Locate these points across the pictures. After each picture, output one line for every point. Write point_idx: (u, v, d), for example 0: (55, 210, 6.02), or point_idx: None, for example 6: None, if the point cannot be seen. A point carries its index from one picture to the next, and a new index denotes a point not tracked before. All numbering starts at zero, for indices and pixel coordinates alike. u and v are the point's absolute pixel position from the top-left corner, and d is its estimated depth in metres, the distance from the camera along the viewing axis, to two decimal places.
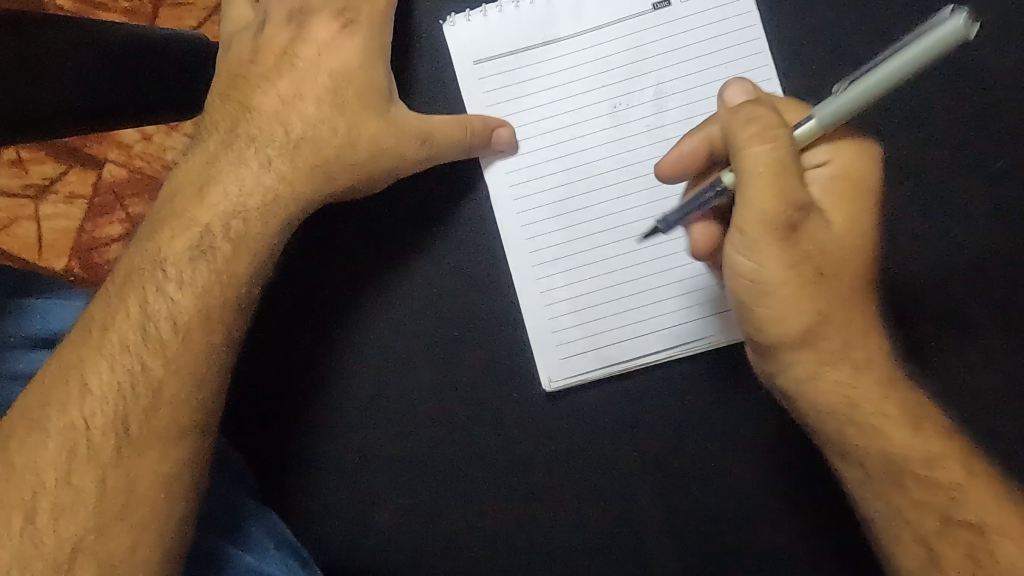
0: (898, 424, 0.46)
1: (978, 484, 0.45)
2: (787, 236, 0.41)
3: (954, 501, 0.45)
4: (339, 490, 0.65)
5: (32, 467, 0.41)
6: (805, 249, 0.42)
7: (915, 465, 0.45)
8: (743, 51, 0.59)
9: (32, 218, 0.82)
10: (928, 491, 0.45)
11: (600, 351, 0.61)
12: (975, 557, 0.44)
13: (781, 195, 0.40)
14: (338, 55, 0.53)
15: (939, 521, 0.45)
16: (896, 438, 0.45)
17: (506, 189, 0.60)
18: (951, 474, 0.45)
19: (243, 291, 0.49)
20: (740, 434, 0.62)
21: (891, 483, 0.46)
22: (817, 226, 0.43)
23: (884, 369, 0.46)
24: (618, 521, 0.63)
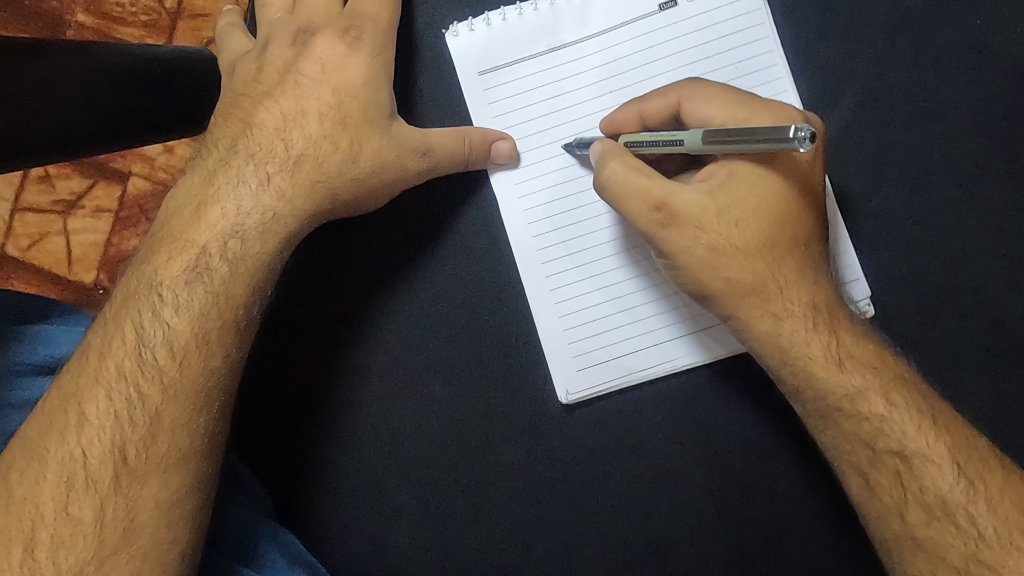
0: (823, 363, 0.50)
1: (901, 411, 0.49)
2: (661, 227, 0.49)
3: (882, 431, 0.49)
4: (353, 507, 0.62)
5: (31, 500, 0.41)
6: (689, 231, 0.49)
7: (841, 398, 0.50)
8: (753, 51, 0.57)
9: (61, 232, 0.88)
10: (857, 422, 0.50)
11: (617, 361, 0.59)
12: (901, 478, 0.49)
13: (641, 198, 0.49)
14: (341, 72, 0.52)
15: (869, 450, 0.50)
16: (820, 373, 0.50)
17: (516, 199, 0.59)
18: (872, 404, 0.50)
19: (242, 312, 0.48)
20: (756, 445, 0.60)
21: (825, 418, 0.51)
22: (703, 210, 0.49)
23: (810, 312, 0.50)
24: (636, 535, 0.61)
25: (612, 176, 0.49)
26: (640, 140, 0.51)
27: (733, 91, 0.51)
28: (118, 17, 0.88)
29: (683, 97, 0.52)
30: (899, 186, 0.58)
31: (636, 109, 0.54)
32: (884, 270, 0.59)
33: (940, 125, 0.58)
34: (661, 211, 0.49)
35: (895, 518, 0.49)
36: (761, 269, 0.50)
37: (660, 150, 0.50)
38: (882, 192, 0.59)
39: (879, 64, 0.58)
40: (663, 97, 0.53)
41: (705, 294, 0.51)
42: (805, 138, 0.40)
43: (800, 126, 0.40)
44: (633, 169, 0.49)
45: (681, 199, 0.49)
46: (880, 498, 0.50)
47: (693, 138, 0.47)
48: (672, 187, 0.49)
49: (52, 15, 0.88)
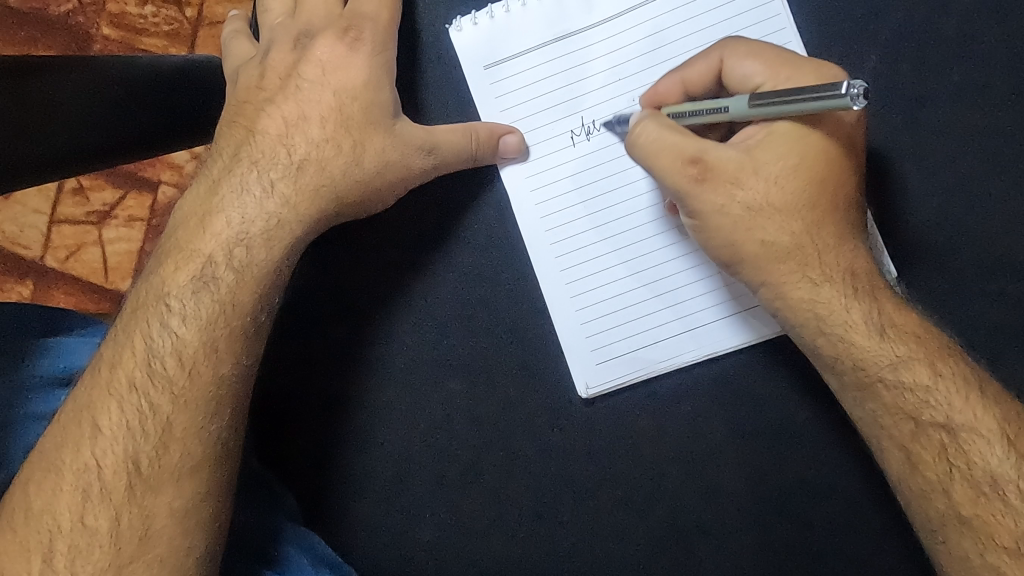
0: (863, 331, 0.48)
1: (946, 382, 0.47)
2: (695, 182, 0.48)
3: (926, 403, 0.47)
4: (374, 508, 0.62)
5: (48, 511, 0.43)
6: (724, 187, 0.48)
7: (882, 368, 0.48)
8: (766, 28, 0.55)
9: (97, 243, 0.90)
10: (899, 395, 0.48)
11: (636, 354, 0.58)
12: (947, 453, 0.47)
13: (675, 153, 0.48)
14: (341, 74, 0.52)
15: (912, 423, 0.47)
16: (859, 341, 0.48)
17: (526, 193, 0.58)
18: (916, 374, 0.47)
19: (249, 319, 0.48)
20: (786, 433, 0.58)
21: (865, 390, 0.49)
22: (739, 166, 0.48)
23: (848, 278, 0.49)
24: (662, 528, 0.60)
25: (645, 135, 0.49)
26: (682, 111, 0.50)
27: (777, 50, 0.50)
28: (141, 28, 0.90)
29: (726, 55, 0.51)
30: (929, 161, 0.56)
31: (677, 77, 0.52)
32: (917, 247, 0.56)
33: (969, 96, 0.55)
34: (696, 164, 0.48)
35: (940, 496, 0.47)
36: (780, 249, 0.49)
37: (703, 119, 0.49)
38: (910, 169, 0.56)
39: (898, 39, 0.55)
40: (704, 58, 0.51)
41: (737, 260, 0.50)
42: (858, 94, 0.39)
43: (852, 83, 0.39)
44: (666, 126, 0.48)
45: (720, 155, 0.48)
46: (923, 475, 0.47)
47: (738, 104, 0.46)
48: (707, 143, 0.48)
49: (77, 30, 0.89)
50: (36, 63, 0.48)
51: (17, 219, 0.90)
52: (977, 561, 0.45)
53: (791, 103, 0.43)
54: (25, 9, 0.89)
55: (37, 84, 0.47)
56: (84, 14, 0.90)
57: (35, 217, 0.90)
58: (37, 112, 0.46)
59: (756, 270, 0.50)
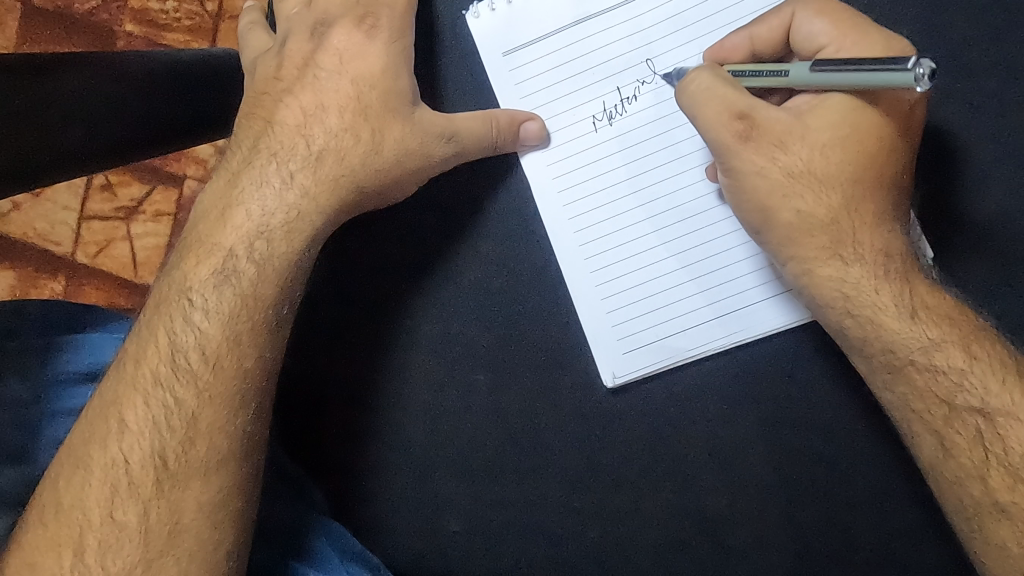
0: (894, 313, 0.47)
1: (982, 365, 0.46)
2: (739, 139, 0.47)
3: (961, 386, 0.46)
4: (402, 500, 0.62)
5: (78, 506, 0.43)
6: (768, 147, 0.47)
7: (913, 350, 0.46)
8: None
9: (125, 238, 0.91)
10: (932, 377, 0.46)
11: (664, 342, 0.57)
12: (983, 439, 0.45)
13: (722, 105, 0.47)
14: (358, 62, 0.51)
15: (946, 407, 0.46)
16: (890, 324, 0.47)
17: (549, 181, 0.57)
18: (950, 358, 0.46)
19: (271, 312, 0.48)
20: (817, 420, 0.57)
21: (896, 373, 0.47)
22: (788, 130, 0.47)
23: (882, 259, 0.47)
24: (691, 518, 0.59)
25: (696, 83, 0.48)
26: (743, 70, 0.49)
27: (851, 13, 0.48)
28: (163, 24, 0.90)
29: (798, 10, 0.49)
30: (965, 139, 0.54)
31: (746, 33, 0.51)
32: (954, 228, 0.54)
33: (1009, 70, 0.53)
34: (742, 121, 0.47)
35: (976, 483, 0.45)
36: (818, 233, 0.47)
37: (762, 82, 0.48)
38: (944, 148, 0.54)
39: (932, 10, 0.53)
40: (775, 14, 0.50)
41: (769, 230, 0.49)
42: (924, 74, 0.38)
43: (920, 60, 0.38)
44: (719, 77, 0.47)
45: (769, 115, 0.47)
46: (958, 460, 0.46)
47: (800, 70, 0.45)
48: (759, 102, 0.47)
49: (102, 27, 0.90)
50: (41, 61, 0.47)
51: (47, 216, 0.91)
52: (1013, 550, 0.44)
53: (859, 74, 0.41)
54: (49, 8, 0.90)
55: (41, 82, 0.46)
56: (107, 11, 0.90)
57: (65, 214, 0.91)
58: (41, 112, 0.45)
59: (787, 241, 0.48)
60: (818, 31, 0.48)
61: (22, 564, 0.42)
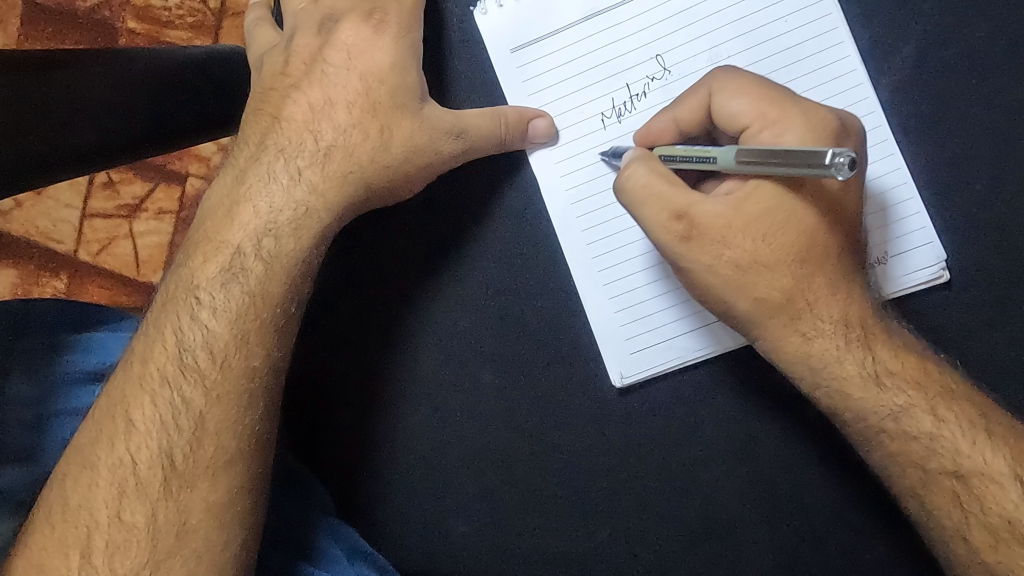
0: (858, 383, 0.47)
1: (951, 428, 0.46)
2: (682, 240, 0.45)
3: (933, 450, 0.46)
4: (410, 500, 0.62)
5: (85, 507, 0.43)
6: (712, 246, 0.45)
7: (883, 419, 0.47)
8: (808, 14, 0.52)
9: (127, 236, 0.90)
10: (905, 442, 0.47)
11: (673, 341, 0.56)
12: (960, 499, 0.46)
13: (661, 205, 0.45)
14: (367, 57, 0.51)
15: (921, 471, 0.47)
16: (856, 395, 0.47)
17: (557, 179, 0.56)
18: (918, 421, 0.47)
19: (279, 310, 0.48)
20: (828, 420, 0.56)
21: (868, 439, 0.48)
22: (726, 224, 0.45)
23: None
24: (700, 518, 0.59)
25: (633, 179, 0.45)
26: (675, 154, 0.47)
27: (769, 83, 0.46)
28: (166, 21, 0.89)
29: (713, 89, 0.48)
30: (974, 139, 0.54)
31: (670, 115, 0.50)
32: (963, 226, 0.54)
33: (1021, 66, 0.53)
34: (680, 220, 0.45)
35: (959, 541, 0.46)
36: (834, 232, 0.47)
37: (695, 167, 0.46)
38: (954, 146, 0.54)
39: (941, 8, 0.53)
40: (692, 94, 0.49)
41: (729, 312, 0.48)
42: (843, 165, 0.36)
43: (837, 152, 0.36)
44: (656, 173, 0.45)
45: (703, 210, 0.45)
46: (940, 519, 0.47)
47: (723, 157, 0.43)
48: (694, 196, 0.45)
49: (103, 24, 0.89)
50: (42, 61, 0.47)
51: (49, 214, 0.90)
52: None
53: (775, 164, 0.39)
54: (51, 5, 0.89)
55: (41, 83, 0.45)
56: (109, 7, 0.89)
57: (67, 211, 0.90)
58: (40, 114, 0.45)
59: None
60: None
61: (29, 565, 0.42)
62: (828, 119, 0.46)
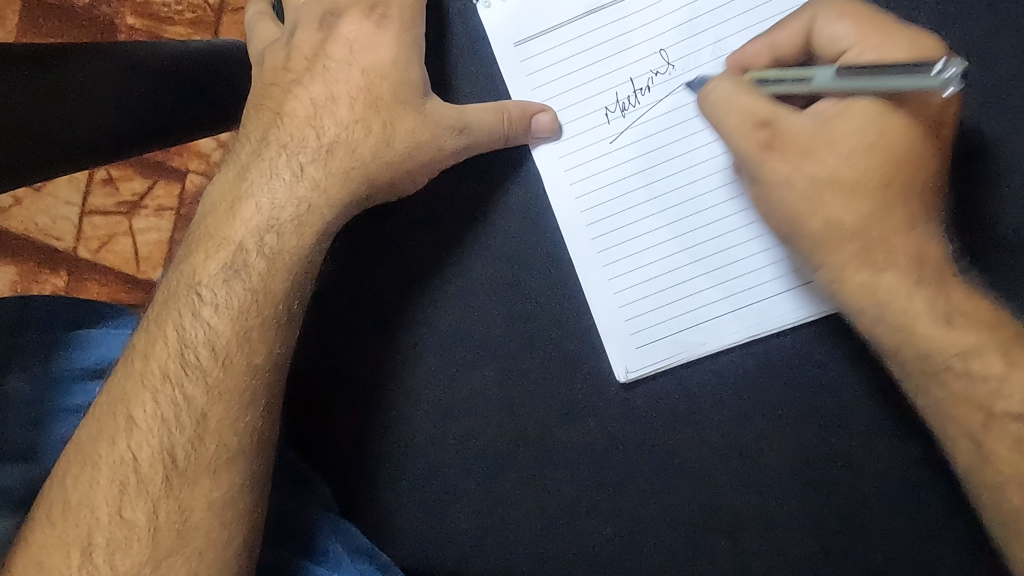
0: (929, 319, 0.46)
1: (1020, 372, 0.45)
2: (757, 147, 0.46)
3: (999, 393, 0.45)
4: (412, 498, 0.61)
5: (86, 504, 0.43)
6: (789, 157, 0.46)
7: (949, 357, 0.46)
8: None
9: (128, 233, 0.90)
10: (969, 383, 0.46)
11: (678, 337, 0.56)
12: (1022, 444, 0.45)
13: (742, 114, 0.46)
14: (370, 52, 0.50)
15: (983, 413, 0.46)
16: (923, 329, 0.46)
17: (561, 174, 0.56)
18: (987, 364, 0.46)
19: (281, 307, 0.47)
20: (835, 419, 0.56)
21: (930, 377, 0.47)
22: (814, 136, 0.45)
23: (917, 265, 0.46)
24: (705, 516, 0.58)
25: (716, 91, 0.47)
26: (769, 76, 0.47)
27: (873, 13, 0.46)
28: (165, 17, 0.89)
29: (817, 14, 0.47)
30: (996, 133, 0.52)
31: (766, 41, 0.49)
32: (978, 221, 0.53)
33: None
34: (764, 129, 0.46)
35: (1015, 489, 0.45)
36: (844, 230, 0.46)
37: (786, 88, 0.46)
38: (974, 139, 0.52)
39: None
40: (794, 19, 0.48)
41: None
42: (952, 78, 0.37)
43: (949, 62, 0.37)
44: (738, 87, 0.47)
45: (791, 121, 0.46)
46: (995, 466, 0.46)
47: (826, 74, 0.44)
48: (782, 111, 0.46)
49: (103, 21, 0.89)
50: (42, 56, 0.46)
51: (48, 211, 0.90)
52: None
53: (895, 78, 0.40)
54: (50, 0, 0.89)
55: (39, 79, 0.45)
56: (108, 3, 0.89)
57: (67, 208, 0.90)
58: (43, 110, 0.45)
59: (820, 246, 0.47)
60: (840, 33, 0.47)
61: (30, 564, 0.41)
62: (837, 115, 0.45)
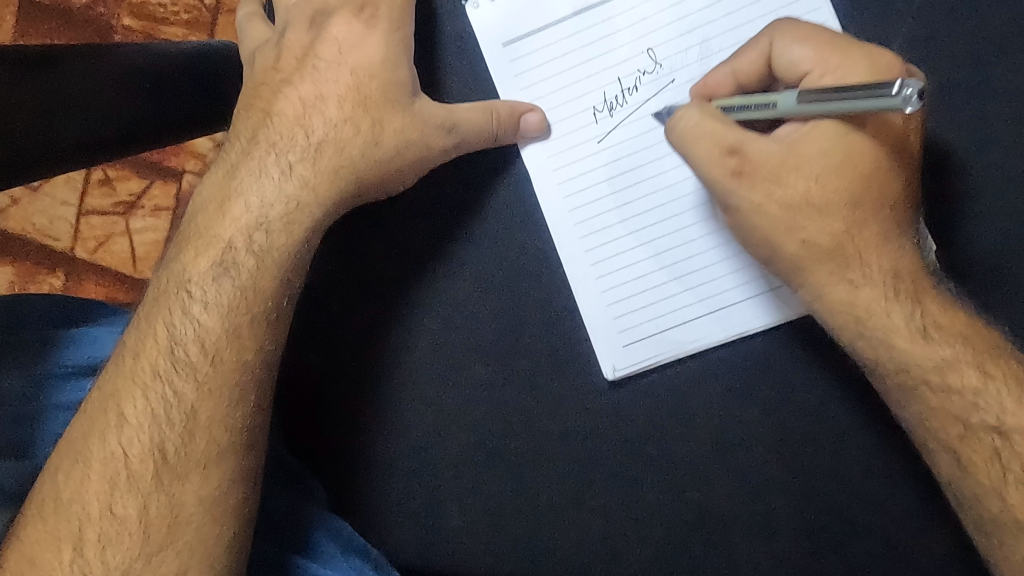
0: (906, 335, 0.46)
1: (996, 385, 0.45)
2: (733, 175, 0.46)
3: (975, 406, 0.45)
4: (403, 494, 0.62)
5: (77, 500, 0.43)
6: (764, 183, 0.46)
7: (927, 370, 0.46)
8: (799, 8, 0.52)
9: (124, 233, 0.91)
10: (946, 398, 0.46)
11: (666, 335, 0.56)
12: (999, 458, 0.45)
13: (711, 141, 0.47)
14: (358, 52, 0.51)
15: (961, 426, 0.46)
16: (902, 344, 0.46)
17: (550, 173, 0.56)
18: (964, 377, 0.46)
19: (270, 304, 0.48)
20: (821, 415, 0.56)
21: (908, 393, 0.47)
22: (781, 161, 0.46)
23: (903, 263, 0.47)
24: (694, 512, 0.59)
25: (685, 119, 0.48)
26: (734, 104, 0.48)
27: (828, 32, 0.47)
28: (161, 18, 0.89)
29: (774, 38, 0.48)
30: (980, 131, 0.52)
31: (728, 69, 0.50)
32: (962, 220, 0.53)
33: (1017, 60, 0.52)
34: (733, 155, 0.46)
35: (994, 498, 0.45)
36: (827, 228, 0.46)
37: (750, 115, 0.47)
38: (959, 137, 0.53)
39: None
40: (755, 45, 0.49)
41: None
42: (910, 96, 0.37)
43: (905, 82, 0.37)
44: (705, 114, 0.47)
45: (757, 147, 0.46)
46: (975, 477, 0.46)
47: (787, 100, 0.45)
48: (747, 135, 0.47)
49: (99, 21, 0.89)
50: (31, 57, 0.47)
51: (45, 211, 0.91)
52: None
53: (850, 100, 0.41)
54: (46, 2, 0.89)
55: (30, 81, 0.45)
56: (104, 4, 0.89)
57: (64, 208, 0.90)
58: (34, 111, 0.45)
59: None
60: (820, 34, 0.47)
61: (21, 559, 0.42)
62: (817, 114, 0.46)
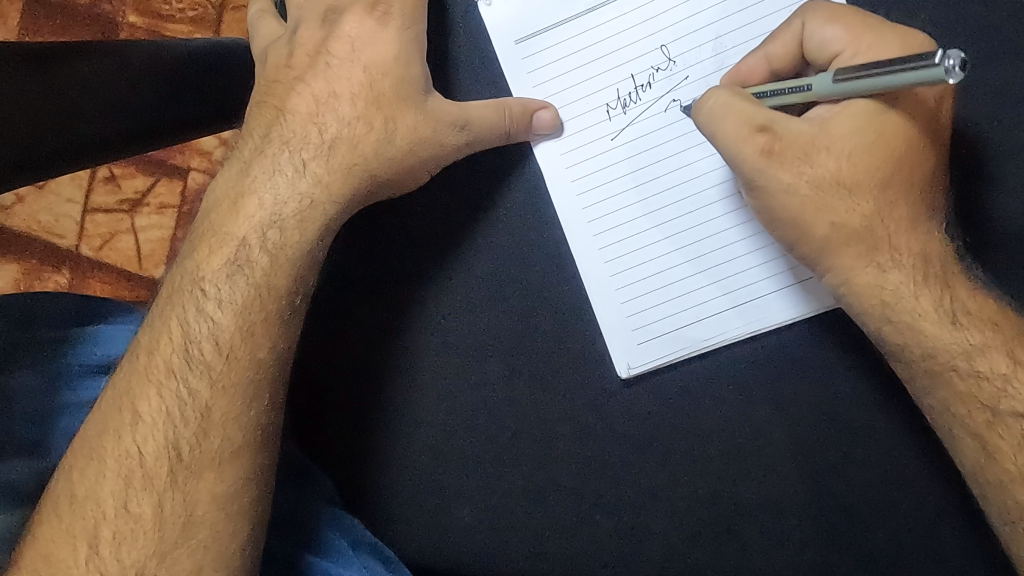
0: (933, 318, 0.46)
1: None
2: (762, 153, 0.46)
3: (1005, 392, 0.45)
4: (413, 492, 0.62)
5: (92, 498, 0.43)
6: (794, 162, 0.46)
7: (955, 356, 0.46)
8: None
9: (130, 231, 0.90)
10: (975, 383, 0.46)
11: (679, 333, 0.56)
12: None
13: (741, 119, 0.46)
14: (370, 50, 0.51)
15: (988, 412, 0.46)
16: (930, 329, 0.46)
17: (562, 171, 0.56)
18: (993, 362, 0.46)
19: (284, 302, 0.48)
20: (834, 413, 0.56)
21: (935, 378, 0.47)
22: (812, 139, 0.46)
23: (922, 262, 0.46)
24: (707, 511, 0.59)
25: (713, 100, 0.46)
26: (766, 89, 0.47)
27: (862, 14, 0.47)
28: (166, 15, 0.89)
29: (806, 20, 0.48)
30: (994, 130, 0.52)
31: (761, 54, 0.49)
32: (974, 218, 0.53)
33: None
34: (764, 133, 0.45)
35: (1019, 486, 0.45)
36: (842, 225, 0.46)
37: (785, 99, 0.46)
38: (973, 134, 0.52)
39: None
40: (786, 28, 0.49)
41: None
42: (953, 65, 0.36)
43: (947, 52, 0.36)
44: (735, 94, 0.46)
45: (790, 126, 0.46)
46: (1002, 465, 0.45)
47: (823, 80, 0.44)
48: (779, 116, 0.46)
49: (104, 18, 0.89)
50: (43, 54, 0.46)
51: (51, 209, 0.90)
52: None
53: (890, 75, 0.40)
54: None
55: (43, 78, 0.45)
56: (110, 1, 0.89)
57: (69, 206, 0.90)
58: (47, 108, 0.45)
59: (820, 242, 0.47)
60: (835, 32, 0.47)
61: (37, 557, 0.42)
62: (834, 113, 0.46)
